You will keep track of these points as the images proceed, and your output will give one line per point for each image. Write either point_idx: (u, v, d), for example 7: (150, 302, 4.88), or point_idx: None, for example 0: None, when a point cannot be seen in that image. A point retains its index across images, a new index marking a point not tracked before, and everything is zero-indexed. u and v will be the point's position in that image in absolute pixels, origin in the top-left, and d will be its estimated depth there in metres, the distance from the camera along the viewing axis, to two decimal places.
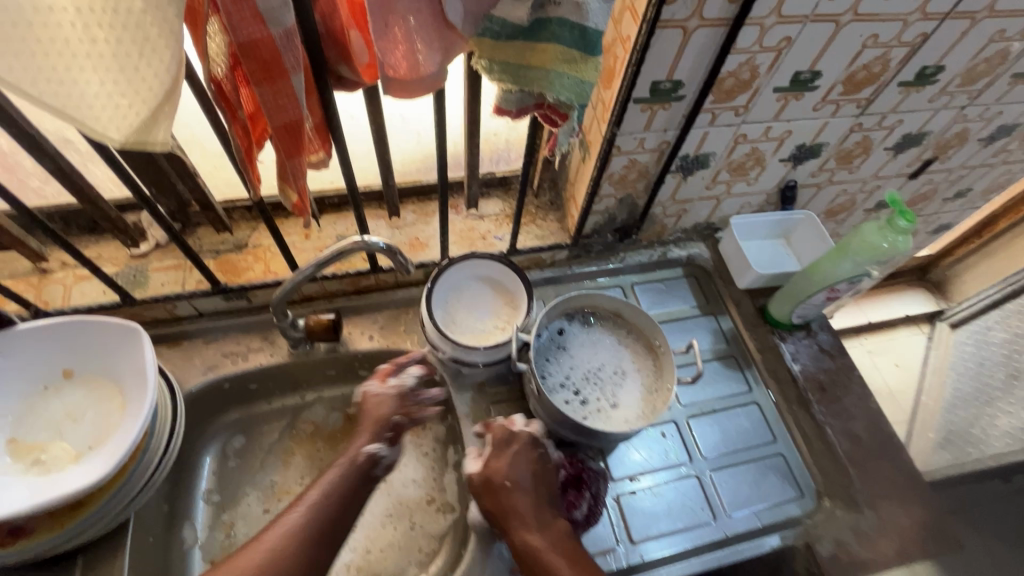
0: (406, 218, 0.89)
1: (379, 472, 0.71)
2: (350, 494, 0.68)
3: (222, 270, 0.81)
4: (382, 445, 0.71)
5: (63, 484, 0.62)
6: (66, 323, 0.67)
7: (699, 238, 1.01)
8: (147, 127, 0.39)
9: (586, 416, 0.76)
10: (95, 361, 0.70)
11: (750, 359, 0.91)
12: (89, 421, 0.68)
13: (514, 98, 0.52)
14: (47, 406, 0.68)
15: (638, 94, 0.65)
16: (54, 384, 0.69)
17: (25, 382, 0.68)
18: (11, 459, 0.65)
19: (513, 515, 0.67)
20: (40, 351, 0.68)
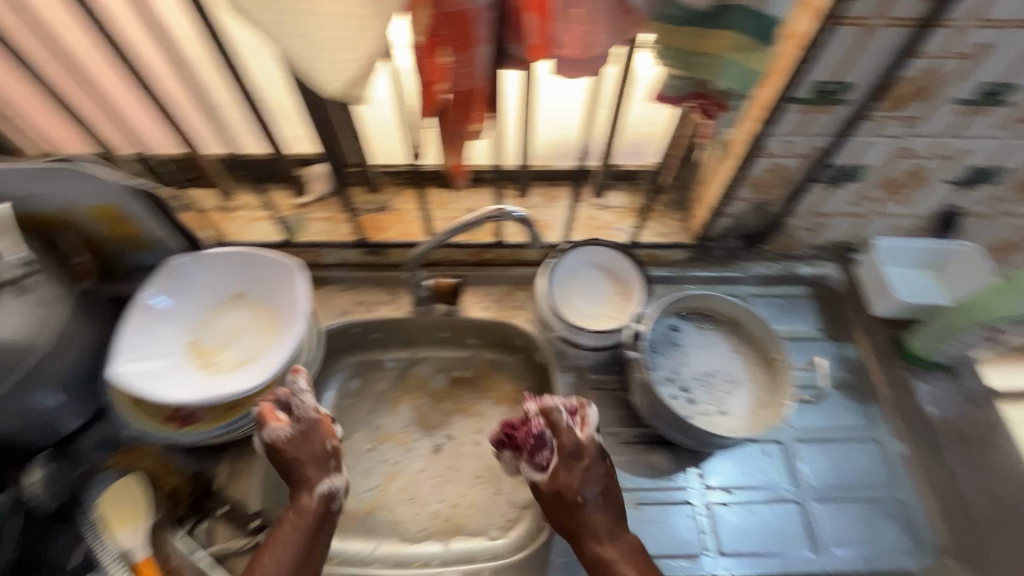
0: (532, 200, 0.92)
1: (334, 508, 0.68)
2: (308, 539, 0.65)
3: (366, 227, 0.90)
4: (332, 478, 0.68)
5: (228, 382, 0.73)
6: (245, 252, 0.79)
7: (833, 258, 0.95)
8: (355, 85, 0.48)
9: (690, 415, 0.75)
10: (260, 288, 0.81)
11: (875, 395, 0.85)
12: (248, 338, 0.79)
13: (677, 85, 0.53)
14: (218, 319, 0.80)
15: (799, 94, 0.63)
16: (224, 304, 0.81)
17: (205, 298, 0.80)
18: (187, 359, 0.76)
19: (591, 537, 0.65)
20: (220, 273, 0.80)
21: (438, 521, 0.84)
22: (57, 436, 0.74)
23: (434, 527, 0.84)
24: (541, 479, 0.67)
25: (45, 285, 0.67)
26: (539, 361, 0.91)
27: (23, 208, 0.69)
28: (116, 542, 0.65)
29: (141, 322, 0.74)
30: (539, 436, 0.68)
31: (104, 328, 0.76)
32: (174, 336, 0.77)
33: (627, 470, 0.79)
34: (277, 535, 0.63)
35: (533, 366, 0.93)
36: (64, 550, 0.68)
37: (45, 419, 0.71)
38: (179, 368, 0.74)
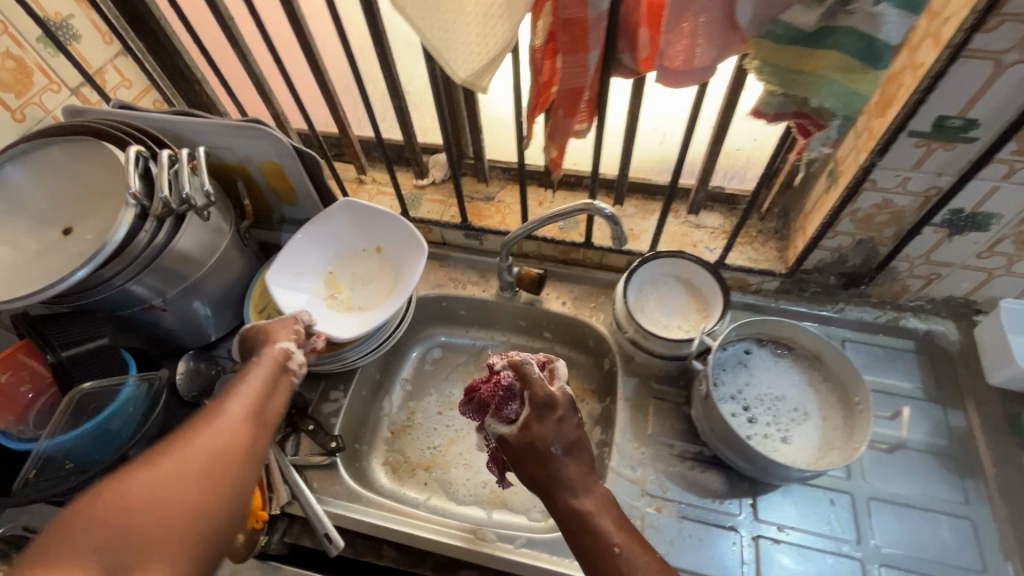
0: (627, 210, 0.96)
1: (293, 365, 0.70)
2: (272, 382, 0.66)
3: (471, 213, 1.00)
4: (290, 340, 0.71)
5: (337, 326, 0.83)
6: (388, 212, 0.86)
7: (950, 315, 0.87)
8: (479, 75, 0.57)
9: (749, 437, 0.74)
10: (397, 250, 0.88)
11: (978, 470, 0.76)
12: (371, 291, 0.87)
13: (774, 102, 0.55)
14: (351, 264, 0.89)
15: (916, 126, 0.61)
16: (369, 251, 0.90)
17: (359, 240, 0.90)
18: (321, 285, 0.88)
19: (560, 489, 0.63)
20: (374, 224, 0.89)
21: (485, 489, 0.89)
22: (203, 340, 0.92)
23: (481, 495, 0.89)
24: (509, 428, 0.67)
25: (215, 217, 0.82)
26: (607, 363, 0.94)
27: (216, 157, 0.88)
28: None
29: (292, 248, 0.87)
30: (509, 389, 0.69)
31: (251, 262, 0.93)
32: (313, 267, 0.88)
33: (676, 482, 0.78)
34: (248, 374, 0.65)
35: (601, 368, 0.96)
36: None
37: (197, 324, 0.88)
38: (312, 291, 0.86)
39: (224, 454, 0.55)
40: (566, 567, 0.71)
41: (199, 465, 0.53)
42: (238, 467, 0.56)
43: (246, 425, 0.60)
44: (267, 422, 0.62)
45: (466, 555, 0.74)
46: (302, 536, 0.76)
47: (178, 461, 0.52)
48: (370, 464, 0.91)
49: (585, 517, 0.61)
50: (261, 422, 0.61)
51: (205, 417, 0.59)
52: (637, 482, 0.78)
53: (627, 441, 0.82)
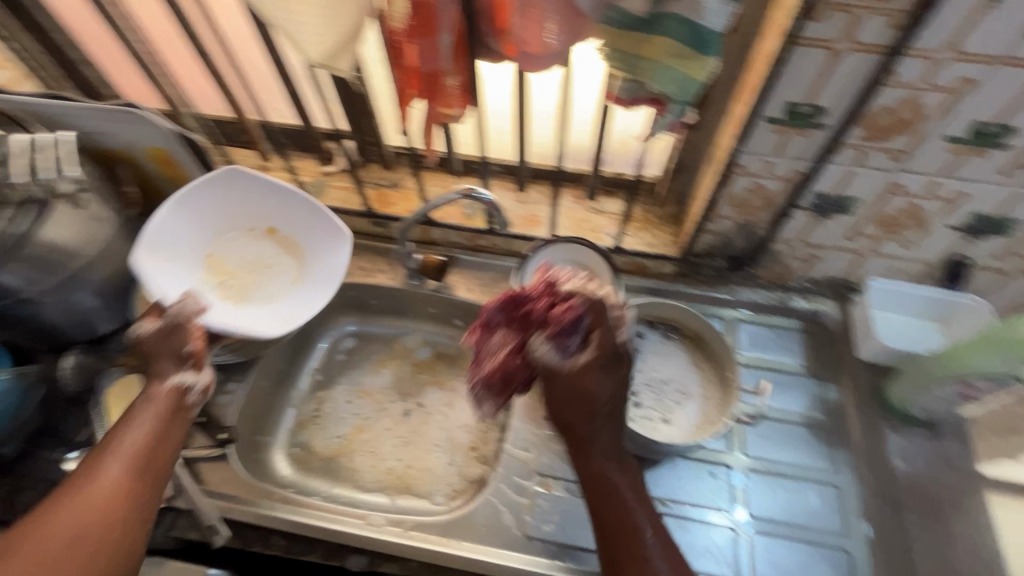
0: (532, 196, 0.97)
1: (191, 399, 0.64)
2: (161, 424, 0.61)
3: (376, 200, 0.99)
4: (186, 372, 0.65)
5: (241, 319, 0.75)
6: (290, 190, 0.79)
7: (832, 295, 0.92)
8: (334, 57, 0.57)
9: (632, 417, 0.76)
10: (296, 234, 0.82)
11: (847, 440, 0.81)
12: (266, 279, 0.81)
13: (627, 88, 0.56)
14: (241, 245, 0.81)
15: (771, 113, 0.64)
16: (258, 232, 0.82)
17: (245, 219, 0.81)
18: (204, 272, 0.77)
19: (572, 420, 0.64)
20: (266, 201, 0.81)
21: (389, 475, 0.89)
22: (92, 334, 0.88)
23: (386, 482, 0.89)
24: (568, 363, 0.64)
25: (93, 204, 0.79)
26: None
27: (99, 142, 0.84)
28: None
29: (176, 220, 0.74)
30: (574, 322, 0.65)
31: (143, 252, 0.90)
32: (195, 241, 0.77)
33: (566, 462, 0.80)
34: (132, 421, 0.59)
35: None
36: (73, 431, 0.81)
37: (83, 316, 0.85)
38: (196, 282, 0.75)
39: (117, 510, 0.53)
40: (454, 548, 0.73)
41: (79, 537, 0.51)
42: (128, 523, 0.54)
43: (130, 486, 0.55)
44: (159, 472, 0.58)
45: (355, 541, 0.74)
46: (188, 530, 0.74)
47: (66, 529, 0.50)
48: (272, 455, 0.90)
49: (596, 443, 0.63)
50: (150, 475, 0.57)
51: (87, 472, 0.55)
52: (529, 463, 0.80)
53: (522, 423, 0.83)
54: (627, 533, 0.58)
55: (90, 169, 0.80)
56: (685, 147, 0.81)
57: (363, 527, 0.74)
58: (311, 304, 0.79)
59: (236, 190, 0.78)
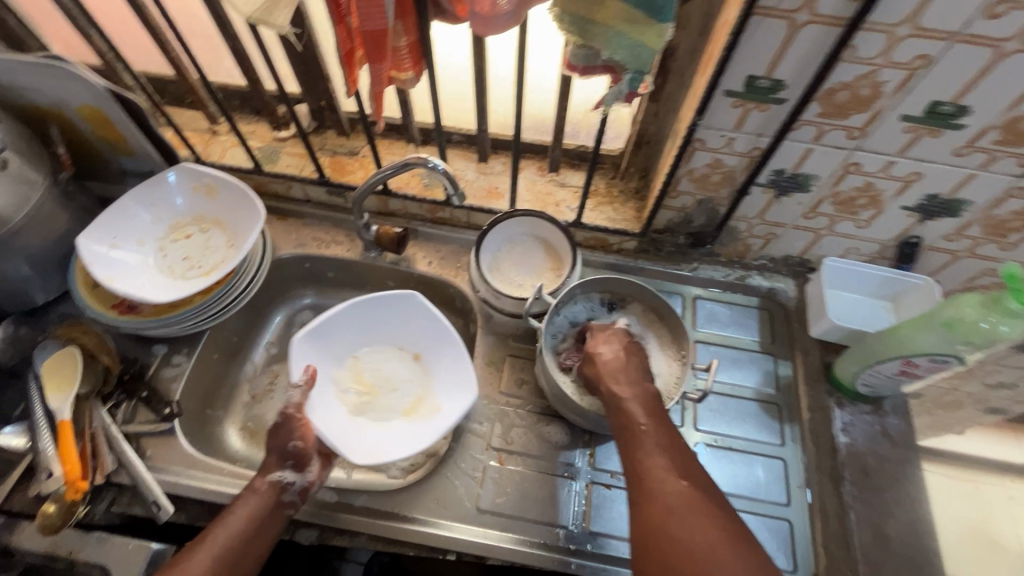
0: (494, 167, 0.94)
1: (288, 498, 0.69)
2: (261, 517, 0.66)
3: (332, 168, 0.95)
4: (286, 470, 0.70)
5: (353, 431, 0.76)
6: (401, 296, 0.81)
7: (790, 273, 0.92)
8: (269, 12, 0.52)
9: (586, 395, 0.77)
10: (438, 359, 0.82)
11: (795, 415, 0.83)
12: (397, 400, 0.81)
13: (581, 54, 0.53)
14: (387, 364, 0.84)
15: (730, 86, 0.62)
16: (407, 353, 0.85)
17: (398, 337, 0.85)
18: (346, 381, 0.82)
19: (613, 395, 0.65)
20: (413, 321, 0.83)
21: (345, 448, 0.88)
22: (27, 304, 0.84)
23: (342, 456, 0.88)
24: (602, 357, 0.69)
25: (14, 165, 0.73)
26: (470, 321, 0.94)
27: (23, 98, 0.78)
28: (48, 403, 0.73)
29: (347, 320, 0.82)
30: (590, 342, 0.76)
31: (80, 218, 0.85)
32: (349, 343, 0.83)
33: (521, 437, 0.80)
34: (236, 511, 0.66)
35: (467, 327, 0.96)
36: (11, 403, 0.78)
37: (13, 284, 0.80)
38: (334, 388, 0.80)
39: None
40: (407, 521, 0.73)
41: None
42: None
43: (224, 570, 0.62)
44: (247, 565, 0.64)
45: (306, 515, 0.73)
46: (132, 505, 0.73)
47: None
48: (223, 429, 0.88)
49: (624, 406, 0.63)
50: None
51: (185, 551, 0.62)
52: (483, 437, 0.80)
53: (478, 398, 0.83)
54: (651, 470, 0.58)
55: (8, 128, 0.74)
56: (648, 119, 0.80)
57: (315, 503, 0.74)
58: (405, 442, 0.74)
59: (388, 308, 0.82)
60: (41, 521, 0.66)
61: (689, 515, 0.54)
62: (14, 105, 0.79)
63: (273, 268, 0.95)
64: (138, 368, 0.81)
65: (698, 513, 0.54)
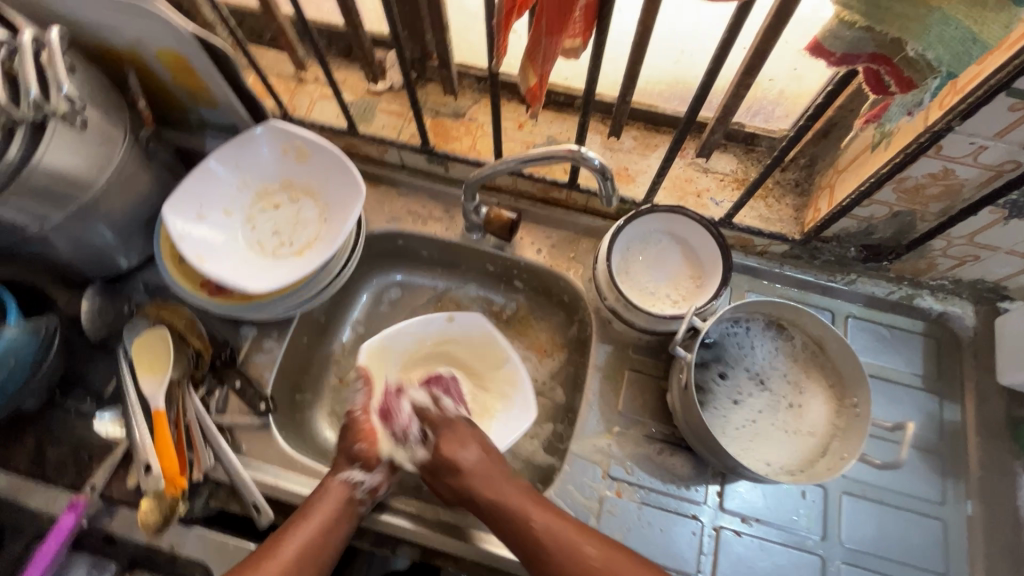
0: (625, 143, 0.79)
1: (359, 498, 0.64)
2: (336, 517, 0.62)
3: (434, 132, 0.81)
4: (355, 469, 0.66)
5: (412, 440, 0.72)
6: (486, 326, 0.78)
7: (971, 298, 0.77)
8: None
9: (739, 447, 0.65)
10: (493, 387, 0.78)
11: (962, 471, 0.71)
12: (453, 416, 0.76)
13: (846, 39, 0.38)
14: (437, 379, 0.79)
15: (1023, 84, 0.45)
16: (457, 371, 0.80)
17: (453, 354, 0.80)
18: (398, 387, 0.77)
19: (488, 488, 0.63)
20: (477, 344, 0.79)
21: None
22: (111, 272, 0.77)
23: None
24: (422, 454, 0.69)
25: (96, 123, 0.63)
26: (580, 320, 0.83)
27: (98, 37, 0.66)
28: (142, 386, 0.69)
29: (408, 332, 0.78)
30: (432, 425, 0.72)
31: (162, 179, 0.76)
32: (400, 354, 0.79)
33: (642, 466, 0.71)
34: (311, 511, 0.62)
35: (573, 324, 0.85)
36: (99, 379, 0.74)
37: (99, 253, 0.73)
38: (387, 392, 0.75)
39: None
40: (508, 550, 0.66)
41: None
42: None
43: (303, 569, 0.58)
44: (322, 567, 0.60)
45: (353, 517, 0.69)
46: (230, 501, 0.70)
47: None
48: (312, 416, 0.83)
49: (501, 511, 0.62)
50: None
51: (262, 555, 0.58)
52: (600, 462, 0.71)
53: (595, 416, 0.74)
54: (559, 562, 0.58)
55: (86, 76, 0.63)
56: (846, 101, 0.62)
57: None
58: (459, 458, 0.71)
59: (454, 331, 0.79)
60: (143, 516, 0.64)
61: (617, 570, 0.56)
62: (88, 45, 0.68)
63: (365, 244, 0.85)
64: (230, 352, 0.74)
65: (618, 561, 0.57)
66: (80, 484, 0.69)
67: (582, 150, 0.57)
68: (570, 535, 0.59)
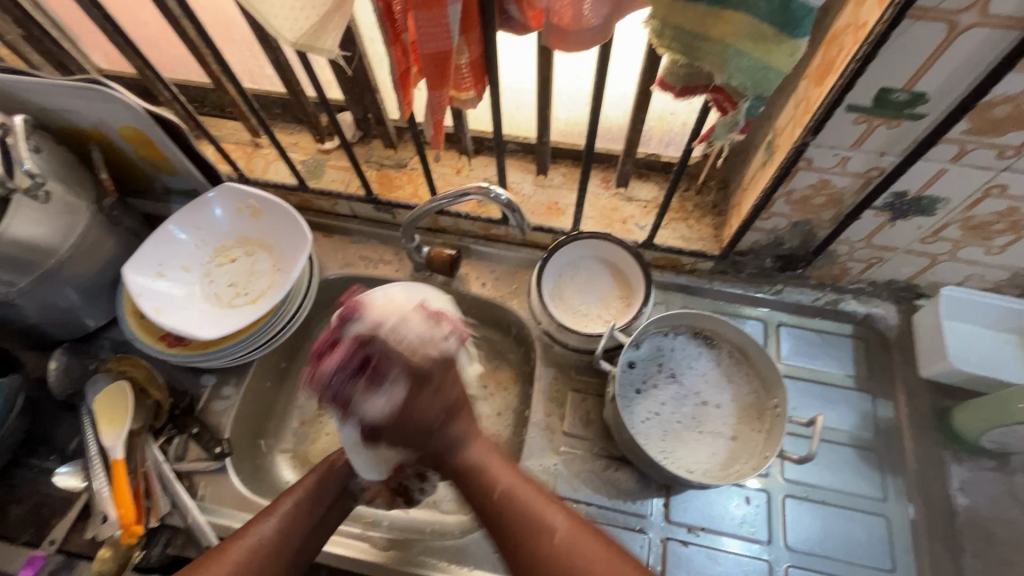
0: (554, 179, 0.86)
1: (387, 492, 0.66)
2: (323, 489, 0.63)
3: (379, 182, 0.88)
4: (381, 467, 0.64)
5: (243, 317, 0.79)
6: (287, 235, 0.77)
7: (891, 298, 0.81)
8: (317, 36, 0.45)
9: (657, 448, 0.69)
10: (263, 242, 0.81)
11: (900, 466, 0.73)
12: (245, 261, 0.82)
13: (682, 73, 0.45)
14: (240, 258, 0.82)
15: (855, 100, 0.52)
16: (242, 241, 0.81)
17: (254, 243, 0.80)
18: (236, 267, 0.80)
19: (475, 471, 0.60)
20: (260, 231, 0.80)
21: None
22: (79, 332, 0.82)
23: None
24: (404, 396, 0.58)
25: (60, 196, 0.70)
26: (526, 348, 0.87)
27: (65, 119, 0.74)
28: (101, 439, 0.71)
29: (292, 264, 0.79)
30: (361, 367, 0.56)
31: (127, 243, 0.82)
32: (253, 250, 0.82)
33: (588, 484, 0.73)
34: (297, 485, 0.63)
35: (521, 353, 0.89)
36: (65, 437, 0.78)
37: (66, 314, 0.78)
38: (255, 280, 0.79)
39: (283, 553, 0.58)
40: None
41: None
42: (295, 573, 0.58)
43: (286, 545, 0.59)
44: (308, 541, 0.61)
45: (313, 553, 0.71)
46: (188, 547, 0.72)
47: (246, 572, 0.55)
48: (274, 459, 0.85)
49: (482, 487, 0.59)
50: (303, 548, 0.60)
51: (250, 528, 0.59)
52: (547, 482, 0.73)
53: (541, 437, 0.76)
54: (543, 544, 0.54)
55: (51, 154, 0.71)
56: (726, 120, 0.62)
57: None
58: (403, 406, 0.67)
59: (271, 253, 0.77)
60: (98, 565, 0.66)
61: (577, 542, 0.53)
62: (56, 127, 0.76)
63: (320, 289, 0.90)
64: (189, 401, 0.78)
65: (578, 531, 0.54)
66: (39, 540, 0.71)
67: (485, 187, 0.65)
68: (544, 510, 0.56)
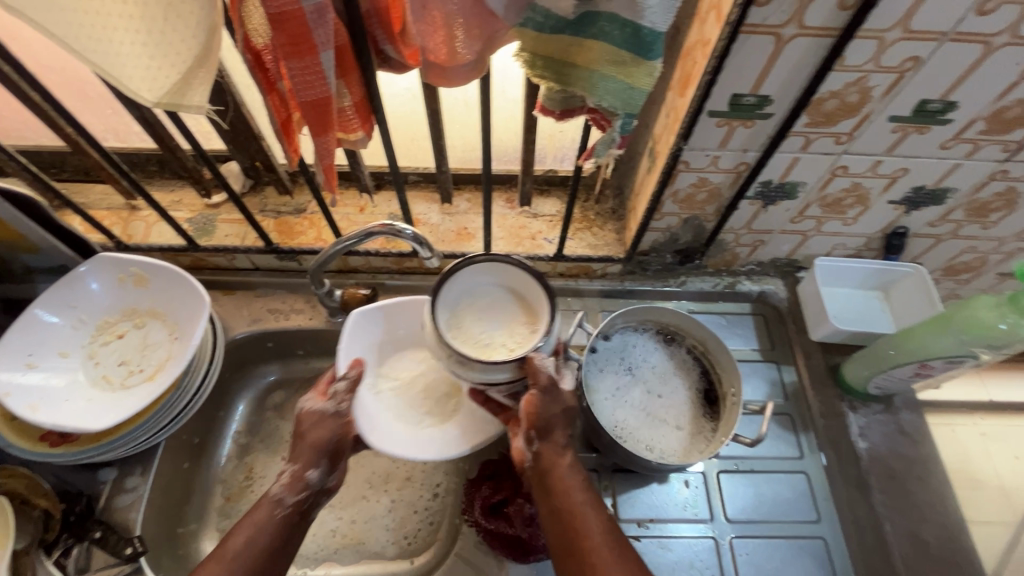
0: (460, 206, 0.86)
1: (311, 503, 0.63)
2: (261, 527, 0.59)
3: (278, 231, 0.84)
4: (315, 464, 0.63)
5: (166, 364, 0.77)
6: (175, 277, 0.74)
7: (778, 274, 0.89)
8: (181, 90, 0.43)
9: (621, 432, 0.71)
10: (162, 307, 0.76)
11: (810, 423, 0.80)
12: (138, 334, 0.76)
13: (558, 98, 0.48)
14: (131, 332, 0.76)
15: (714, 106, 0.58)
16: (139, 318, 0.76)
17: (144, 300, 0.76)
18: (141, 346, 0.75)
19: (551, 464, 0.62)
20: (149, 295, 0.76)
21: (337, 537, 0.80)
22: None
23: (334, 546, 0.79)
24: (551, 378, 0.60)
25: None
26: None
27: None
28: None
29: (181, 311, 0.75)
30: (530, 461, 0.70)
31: None
32: (141, 316, 0.77)
33: None
34: (243, 520, 0.60)
35: None
36: None
37: None
38: (156, 346, 0.75)
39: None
40: None
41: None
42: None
43: None
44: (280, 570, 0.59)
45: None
46: None
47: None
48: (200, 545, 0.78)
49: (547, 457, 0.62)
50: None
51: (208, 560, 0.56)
52: None
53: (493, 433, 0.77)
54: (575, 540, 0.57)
55: None
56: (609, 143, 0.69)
57: None
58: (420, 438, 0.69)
59: (164, 298, 0.76)
60: None
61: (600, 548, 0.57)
62: None
63: (229, 351, 0.84)
64: (86, 501, 0.70)
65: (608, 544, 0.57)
66: None
67: (387, 222, 0.64)
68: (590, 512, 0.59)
